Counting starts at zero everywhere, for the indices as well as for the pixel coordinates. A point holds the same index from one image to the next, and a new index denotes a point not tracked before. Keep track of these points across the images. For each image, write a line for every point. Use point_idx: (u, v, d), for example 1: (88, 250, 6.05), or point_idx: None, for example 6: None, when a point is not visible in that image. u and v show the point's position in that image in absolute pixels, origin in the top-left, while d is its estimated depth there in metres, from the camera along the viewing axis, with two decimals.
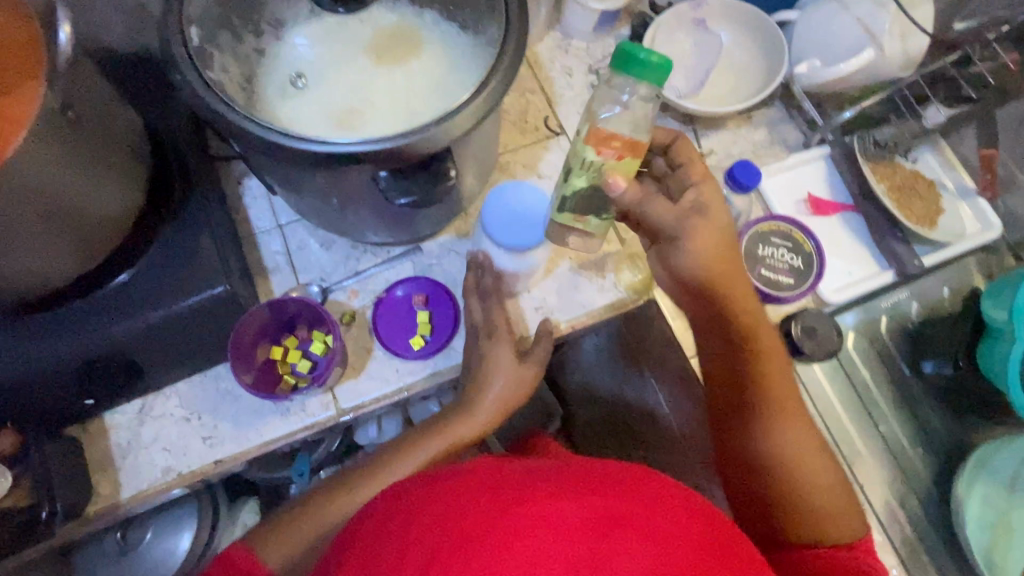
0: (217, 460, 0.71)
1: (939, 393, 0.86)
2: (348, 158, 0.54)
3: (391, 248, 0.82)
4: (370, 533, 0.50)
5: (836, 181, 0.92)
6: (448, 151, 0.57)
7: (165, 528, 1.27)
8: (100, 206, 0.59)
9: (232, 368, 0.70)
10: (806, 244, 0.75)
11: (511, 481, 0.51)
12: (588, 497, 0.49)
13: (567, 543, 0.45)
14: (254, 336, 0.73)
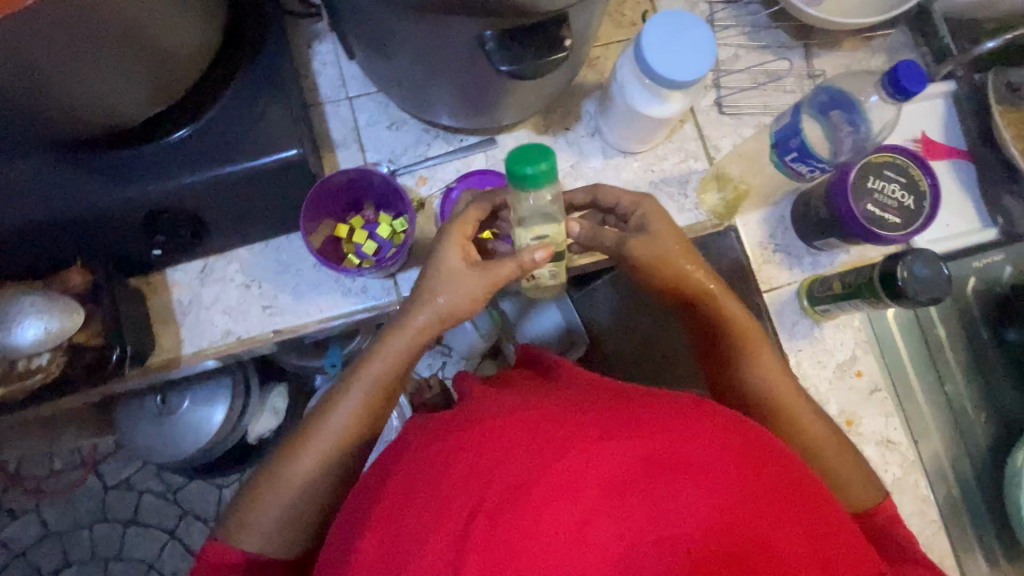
0: (275, 330, 0.70)
1: (1015, 361, 0.82)
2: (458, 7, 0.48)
3: (464, 137, 0.77)
4: (407, 476, 0.49)
5: (953, 123, 0.84)
6: (566, 15, 0.51)
7: (201, 398, 1.32)
8: (181, 38, 0.54)
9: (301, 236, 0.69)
10: (921, 182, 0.69)
11: (547, 421, 0.48)
12: (637, 439, 0.46)
13: (620, 488, 0.44)
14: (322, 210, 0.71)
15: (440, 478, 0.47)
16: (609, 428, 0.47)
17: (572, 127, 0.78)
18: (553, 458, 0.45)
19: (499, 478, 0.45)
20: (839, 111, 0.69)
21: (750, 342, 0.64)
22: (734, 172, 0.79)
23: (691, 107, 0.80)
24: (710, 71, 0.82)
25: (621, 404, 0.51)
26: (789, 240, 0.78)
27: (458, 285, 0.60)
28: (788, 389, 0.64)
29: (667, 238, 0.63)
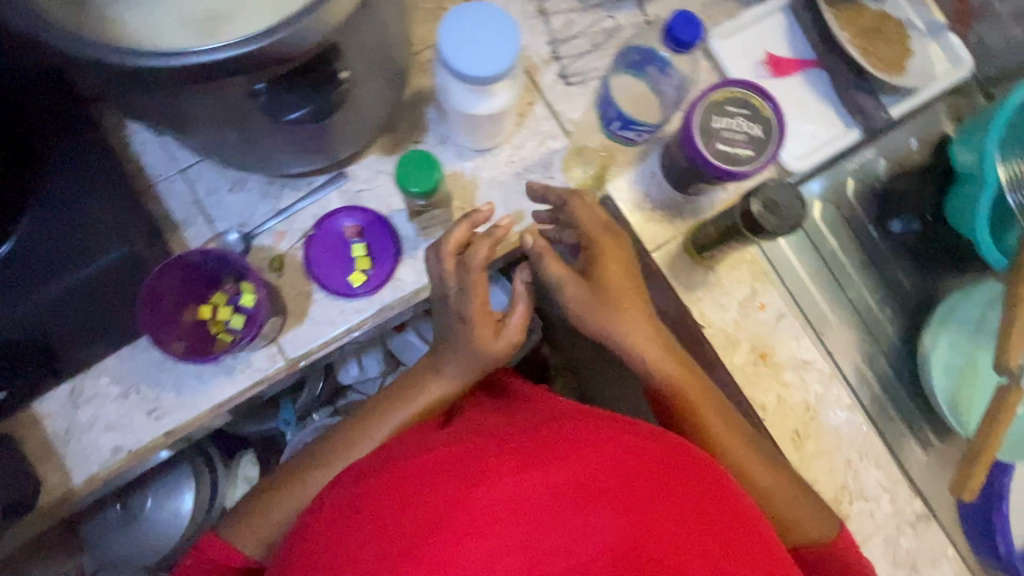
0: (168, 432, 0.67)
1: (907, 250, 0.84)
2: (213, 74, 0.45)
3: (312, 178, 0.73)
4: (325, 533, 0.48)
5: (797, 34, 0.83)
6: (333, 49, 0.47)
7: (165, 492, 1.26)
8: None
9: (159, 337, 0.65)
10: (764, 111, 0.68)
11: (463, 458, 0.49)
12: (549, 466, 0.46)
13: (531, 523, 0.44)
14: (177, 299, 0.67)
15: (356, 522, 0.46)
16: (533, 456, 0.47)
17: (421, 139, 0.75)
18: (476, 489, 0.45)
19: (419, 512, 0.44)
20: (652, 66, 0.77)
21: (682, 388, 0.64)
22: (595, 141, 0.78)
23: (537, 87, 0.78)
24: (547, 45, 0.79)
25: (549, 431, 0.51)
26: (664, 194, 0.78)
27: (488, 355, 0.64)
28: (683, 378, 0.64)
29: (615, 273, 0.64)
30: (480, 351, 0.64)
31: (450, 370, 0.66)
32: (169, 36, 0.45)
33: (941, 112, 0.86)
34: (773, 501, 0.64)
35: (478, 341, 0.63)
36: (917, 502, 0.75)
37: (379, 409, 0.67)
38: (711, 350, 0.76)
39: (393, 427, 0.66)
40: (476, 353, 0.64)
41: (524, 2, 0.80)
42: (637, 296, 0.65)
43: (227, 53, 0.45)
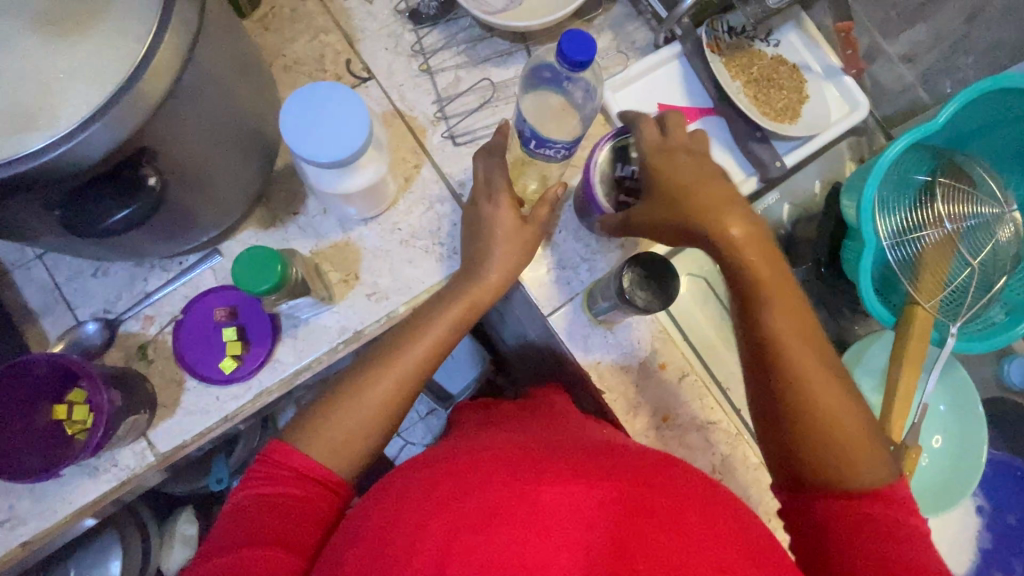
0: (24, 543, 0.62)
1: (813, 296, 0.83)
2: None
3: (184, 257, 0.69)
4: (381, 517, 0.48)
5: (693, 83, 0.82)
6: (139, 151, 0.46)
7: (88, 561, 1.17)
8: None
9: (3, 450, 0.60)
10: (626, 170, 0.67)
11: (527, 460, 0.51)
12: (607, 480, 0.49)
13: (585, 528, 0.46)
14: (25, 402, 0.61)
15: (420, 500, 0.48)
16: (589, 469, 0.50)
17: (301, 210, 0.72)
18: (540, 487, 0.47)
19: (485, 498, 0.47)
20: (567, 80, 0.64)
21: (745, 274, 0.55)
22: None
23: (423, 148, 0.75)
24: (433, 104, 0.77)
25: (605, 453, 0.54)
26: (560, 254, 0.75)
27: (512, 242, 0.66)
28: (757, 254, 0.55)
29: (688, 167, 0.57)
30: (514, 239, 0.66)
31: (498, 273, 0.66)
32: None
33: (842, 152, 0.85)
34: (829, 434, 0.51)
35: (510, 222, 0.66)
36: None
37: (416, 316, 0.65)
38: (613, 413, 0.74)
39: (428, 335, 0.63)
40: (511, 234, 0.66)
41: (408, 60, 0.77)
42: (697, 173, 0.57)
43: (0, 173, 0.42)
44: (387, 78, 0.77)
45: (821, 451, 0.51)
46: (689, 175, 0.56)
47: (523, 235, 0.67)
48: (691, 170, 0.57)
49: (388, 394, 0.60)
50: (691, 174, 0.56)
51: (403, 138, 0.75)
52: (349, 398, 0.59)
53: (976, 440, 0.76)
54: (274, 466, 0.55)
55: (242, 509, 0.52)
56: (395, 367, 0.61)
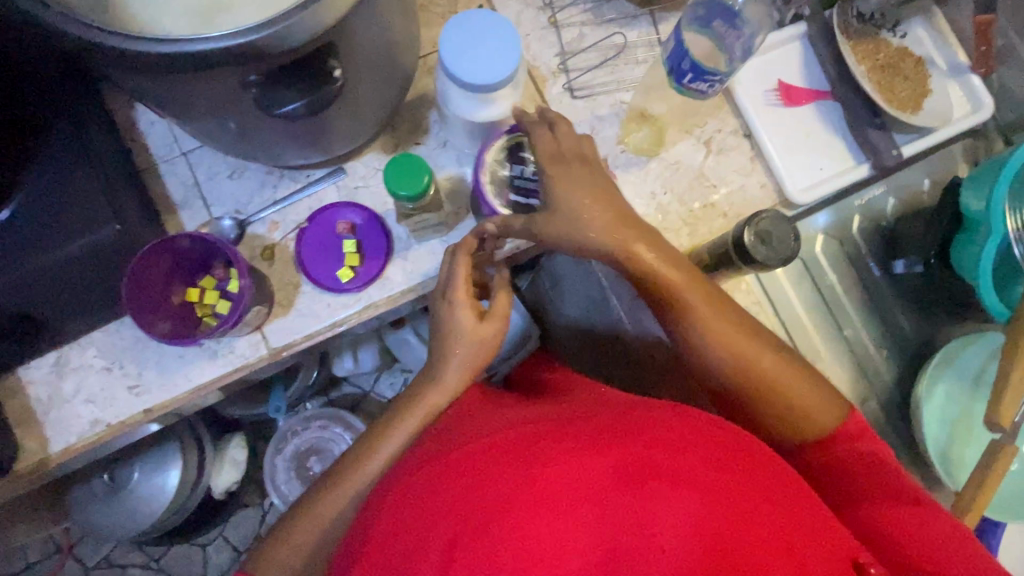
0: (146, 409, 0.68)
1: (911, 292, 0.82)
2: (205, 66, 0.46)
3: (311, 171, 0.74)
4: (393, 517, 0.50)
5: (813, 64, 0.82)
6: (329, 45, 0.48)
7: (151, 466, 1.19)
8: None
9: (143, 321, 0.65)
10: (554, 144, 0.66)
11: (529, 441, 0.50)
12: (612, 451, 0.48)
13: (599, 504, 0.45)
14: (166, 275, 0.67)
15: (425, 504, 0.49)
16: (593, 441, 0.49)
17: (422, 141, 0.75)
18: (549, 465, 0.47)
19: (498, 488, 0.47)
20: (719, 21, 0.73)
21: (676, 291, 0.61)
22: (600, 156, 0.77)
23: (542, 98, 0.78)
24: (556, 57, 0.79)
25: (618, 417, 0.53)
26: (662, 216, 0.77)
27: (471, 345, 0.65)
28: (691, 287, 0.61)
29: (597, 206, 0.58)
30: (471, 342, 0.65)
31: (457, 356, 0.65)
32: (169, 23, 0.48)
33: (957, 153, 0.84)
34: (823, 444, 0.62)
35: (469, 330, 0.64)
36: None
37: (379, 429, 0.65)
38: None
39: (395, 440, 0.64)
40: (465, 335, 0.64)
41: (537, 13, 0.80)
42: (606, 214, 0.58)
43: (214, 47, 0.45)
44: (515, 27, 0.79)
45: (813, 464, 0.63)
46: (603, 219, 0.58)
47: (478, 330, 0.65)
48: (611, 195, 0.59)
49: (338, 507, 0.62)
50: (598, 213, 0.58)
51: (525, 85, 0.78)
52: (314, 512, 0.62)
53: None
54: None
55: None
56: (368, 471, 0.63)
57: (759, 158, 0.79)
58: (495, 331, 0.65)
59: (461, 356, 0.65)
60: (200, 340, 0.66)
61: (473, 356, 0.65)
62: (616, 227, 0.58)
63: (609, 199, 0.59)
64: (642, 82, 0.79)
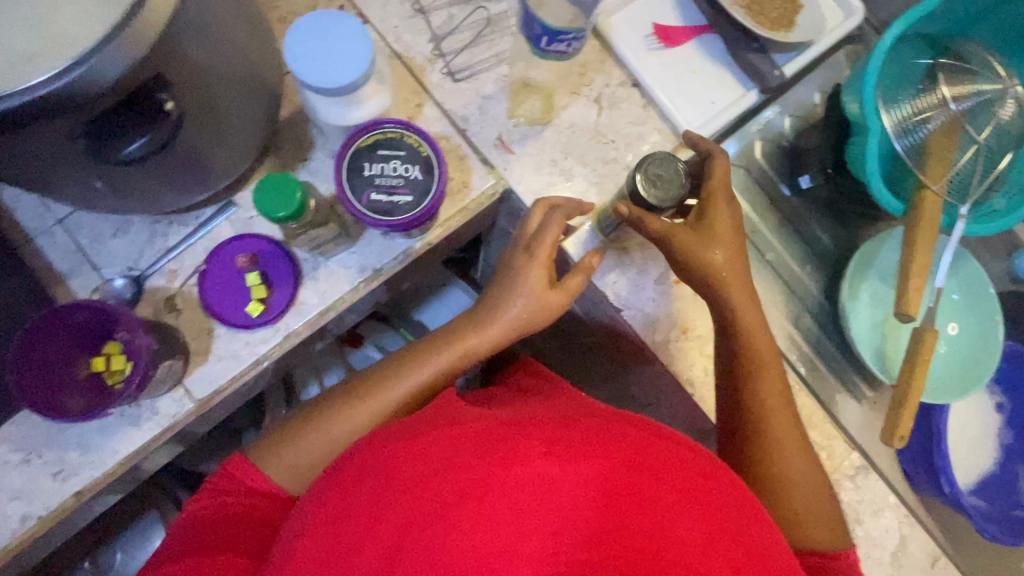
0: (78, 492, 0.65)
1: (822, 205, 0.84)
2: (16, 122, 0.43)
3: (200, 211, 0.71)
4: (340, 498, 0.47)
5: (684, 3, 0.82)
6: (155, 79, 0.46)
7: (132, 540, 1.13)
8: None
9: (48, 403, 0.62)
10: (421, 148, 0.66)
11: (500, 436, 0.48)
12: (588, 458, 0.46)
13: (558, 516, 0.43)
14: (64, 348, 0.64)
15: (378, 488, 0.46)
16: (571, 444, 0.47)
17: (309, 156, 0.72)
18: (506, 472, 0.44)
19: (446, 483, 0.44)
20: None
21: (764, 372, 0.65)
22: (493, 134, 0.76)
23: (424, 87, 0.76)
24: (429, 43, 0.77)
25: (582, 421, 0.51)
26: (569, 182, 0.76)
27: (537, 299, 0.64)
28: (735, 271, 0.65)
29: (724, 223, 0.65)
30: (537, 302, 0.65)
31: (514, 307, 0.65)
32: None
33: (841, 61, 0.85)
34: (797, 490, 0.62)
35: (538, 289, 0.64)
36: (856, 454, 0.76)
37: (415, 355, 0.65)
38: (635, 332, 0.76)
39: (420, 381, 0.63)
40: (534, 290, 0.64)
41: (400, 3, 0.77)
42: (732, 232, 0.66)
43: (17, 101, 0.42)
44: (382, 21, 0.77)
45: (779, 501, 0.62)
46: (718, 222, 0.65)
47: (546, 295, 0.65)
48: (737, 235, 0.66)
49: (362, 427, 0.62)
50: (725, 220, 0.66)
51: (404, 78, 0.75)
52: (329, 428, 0.61)
53: (989, 325, 0.79)
54: (229, 481, 0.58)
55: (197, 519, 0.56)
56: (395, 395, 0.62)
57: (651, 105, 0.79)
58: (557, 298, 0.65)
59: (514, 315, 0.65)
60: (108, 409, 0.62)
61: (535, 314, 0.65)
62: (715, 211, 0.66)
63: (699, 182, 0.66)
64: (520, 52, 0.78)
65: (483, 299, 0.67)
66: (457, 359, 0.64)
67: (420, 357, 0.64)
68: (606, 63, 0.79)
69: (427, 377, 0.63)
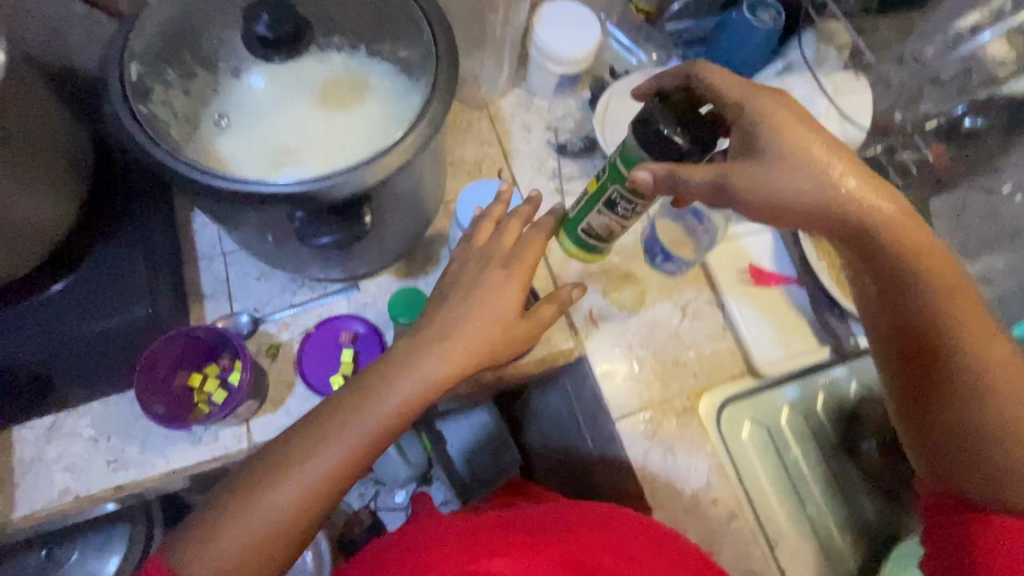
0: (118, 486, 0.70)
1: (872, 477, 0.86)
2: (266, 201, 0.56)
3: (328, 284, 0.83)
4: None
5: (781, 253, 0.91)
6: (365, 197, 0.60)
7: (94, 547, 1.10)
8: (38, 210, 0.64)
9: (143, 399, 0.70)
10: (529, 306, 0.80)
11: (471, 538, 0.56)
12: (549, 553, 0.54)
13: None
14: (175, 357, 0.73)
15: None
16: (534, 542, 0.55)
17: (431, 271, 0.85)
18: (479, 563, 0.52)
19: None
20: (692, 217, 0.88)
21: (944, 285, 0.61)
22: (586, 305, 0.86)
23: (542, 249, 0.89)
24: (558, 217, 0.92)
25: (541, 522, 0.60)
26: (638, 370, 0.84)
27: (478, 322, 0.65)
28: (903, 218, 0.60)
29: (793, 136, 0.59)
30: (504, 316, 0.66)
31: (437, 358, 0.63)
32: (245, 166, 0.61)
33: None
34: (1011, 421, 0.60)
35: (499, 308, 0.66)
36: None
37: (328, 413, 0.61)
38: None
39: (345, 435, 0.60)
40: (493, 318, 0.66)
41: (546, 180, 0.94)
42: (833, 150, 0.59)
43: (277, 190, 0.56)
44: (527, 188, 0.94)
45: (985, 443, 0.62)
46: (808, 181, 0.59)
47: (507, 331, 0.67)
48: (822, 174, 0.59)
49: (291, 497, 0.58)
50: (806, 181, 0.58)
51: None
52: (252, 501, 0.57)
53: None
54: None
55: None
56: (318, 457, 0.59)
57: (731, 328, 0.87)
58: (488, 333, 0.65)
59: (443, 351, 0.63)
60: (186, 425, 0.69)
61: (481, 346, 0.64)
62: (799, 132, 0.59)
63: (804, 126, 0.60)
64: (630, 247, 0.90)
65: (411, 340, 0.64)
66: (397, 401, 0.61)
67: (340, 408, 0.61)
68: (700, 278, 0.89)
69: (357, 434, 0.60)
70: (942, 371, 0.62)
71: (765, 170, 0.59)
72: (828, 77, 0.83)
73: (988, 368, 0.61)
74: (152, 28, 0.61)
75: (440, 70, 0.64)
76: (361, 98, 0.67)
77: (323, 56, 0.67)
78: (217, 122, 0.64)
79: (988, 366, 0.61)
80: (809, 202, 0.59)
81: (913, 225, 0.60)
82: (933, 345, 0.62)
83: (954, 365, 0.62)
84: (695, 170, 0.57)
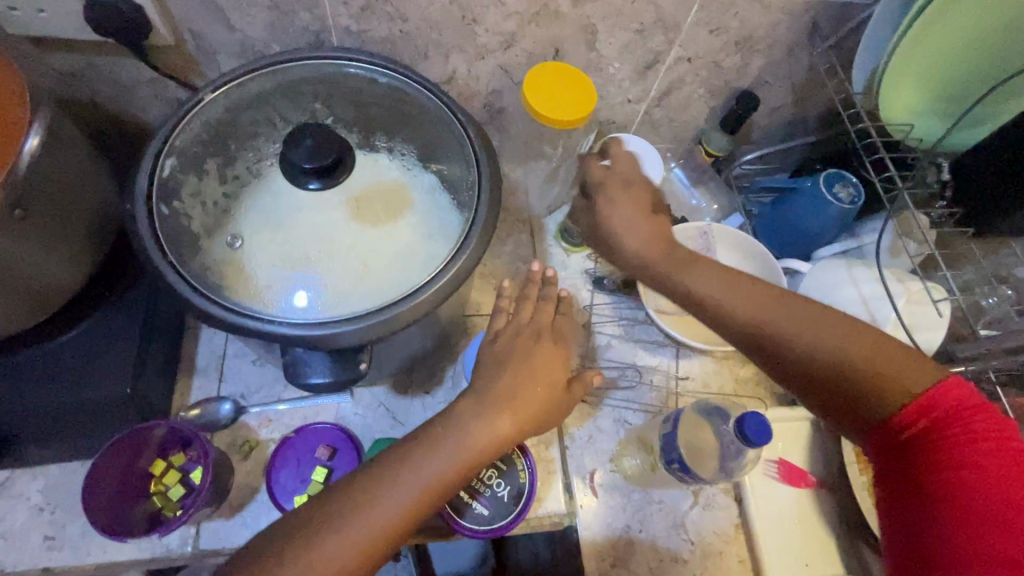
0: (46, 567, 0.65)
1: None
2: (275, 334, 0.53)
3: None
4: None
5: (818, 451, 0.81)
6: (367, 344, 0.54)
7: None
8: (47, 274, 0.60)
9: (88, 502, 0.64)
10: (518, 472, 0.72)
11: None
12: None
13: None
14: (131, 455, 0.68)
15: None
16: None
17: (431, 391, 0.79)
18: None
19: None
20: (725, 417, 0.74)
21: (771, 300, 0.56)
22: (587, 463, 0.78)
23: None
24: (579, 356, 0.85)
25: None
26: (631, 553, 0.74)
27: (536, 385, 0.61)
28: (707, 265, 0.60)
29: (625, 201, 0.63)
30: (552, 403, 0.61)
31: (498, 416, 0.58)
32: (255, 292, 0.56)
33: None
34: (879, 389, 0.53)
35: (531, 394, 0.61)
36: None
37: (386, 462, 0.54)
38: None
39: (405, 487, 0.53)
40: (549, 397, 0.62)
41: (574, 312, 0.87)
42: (625, 202, 0.63)
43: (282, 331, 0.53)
44: None
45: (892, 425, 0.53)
46: (612, 220, 0.63)
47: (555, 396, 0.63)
48: (636, 204, 0.63)
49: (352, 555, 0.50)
50: (609, 220, 0.63)
51: None
52: (306, 552, 0.50)
53: None
54: None
55: None
56: (382, 511, 0.52)
57: (744, 528, 0.77)
58: (540, 402, 0.61)
59: (497, 411, 0.59)
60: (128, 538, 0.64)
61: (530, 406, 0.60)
62: (618, 193, 0.64)
63: (650, 200, 0.64)
64: (650, 407, 0.82)
65: (473, 393, 0.60)
66: (453, 462, 0.55)
67: (399, 455, 0.55)
68: None
69: (418, 499, 0.53)
70: (791, 360, 0.55)
71: (611, 214, 0.63)
72: (899, 280, 0.73)
73: (859, 367, 0.53)
74: (198, 122, 0.60)
75: (480, 209, 0.58)
76: (397, 216, 0.60)
77: (364, 162, 0.61)
78: (227, 238, 0.58)
79: (859, 367, 0.53)
80: (637, 250, 0.62)
81: (747, 280, 0.58)
82: (810, 378, 0.55)
83: (782, 331, 0.55)
84: (617, 208, 0.63)
